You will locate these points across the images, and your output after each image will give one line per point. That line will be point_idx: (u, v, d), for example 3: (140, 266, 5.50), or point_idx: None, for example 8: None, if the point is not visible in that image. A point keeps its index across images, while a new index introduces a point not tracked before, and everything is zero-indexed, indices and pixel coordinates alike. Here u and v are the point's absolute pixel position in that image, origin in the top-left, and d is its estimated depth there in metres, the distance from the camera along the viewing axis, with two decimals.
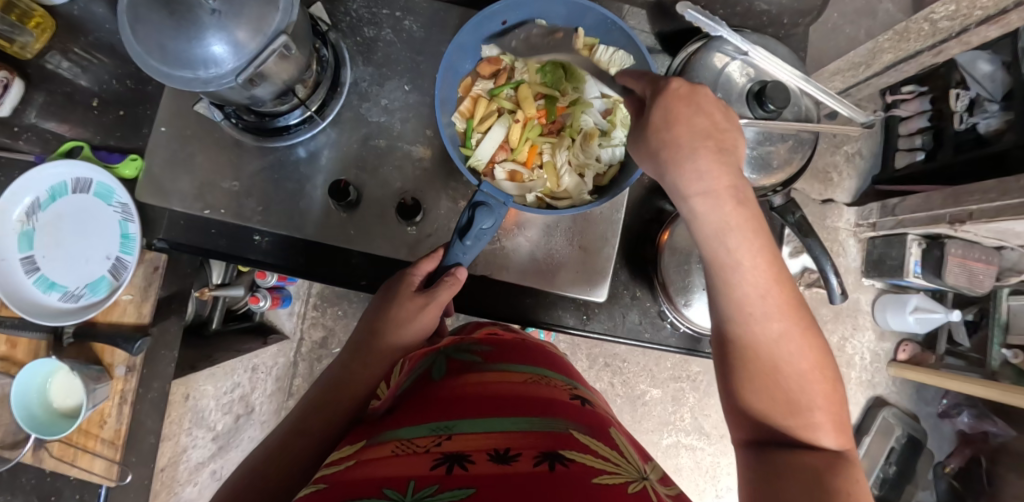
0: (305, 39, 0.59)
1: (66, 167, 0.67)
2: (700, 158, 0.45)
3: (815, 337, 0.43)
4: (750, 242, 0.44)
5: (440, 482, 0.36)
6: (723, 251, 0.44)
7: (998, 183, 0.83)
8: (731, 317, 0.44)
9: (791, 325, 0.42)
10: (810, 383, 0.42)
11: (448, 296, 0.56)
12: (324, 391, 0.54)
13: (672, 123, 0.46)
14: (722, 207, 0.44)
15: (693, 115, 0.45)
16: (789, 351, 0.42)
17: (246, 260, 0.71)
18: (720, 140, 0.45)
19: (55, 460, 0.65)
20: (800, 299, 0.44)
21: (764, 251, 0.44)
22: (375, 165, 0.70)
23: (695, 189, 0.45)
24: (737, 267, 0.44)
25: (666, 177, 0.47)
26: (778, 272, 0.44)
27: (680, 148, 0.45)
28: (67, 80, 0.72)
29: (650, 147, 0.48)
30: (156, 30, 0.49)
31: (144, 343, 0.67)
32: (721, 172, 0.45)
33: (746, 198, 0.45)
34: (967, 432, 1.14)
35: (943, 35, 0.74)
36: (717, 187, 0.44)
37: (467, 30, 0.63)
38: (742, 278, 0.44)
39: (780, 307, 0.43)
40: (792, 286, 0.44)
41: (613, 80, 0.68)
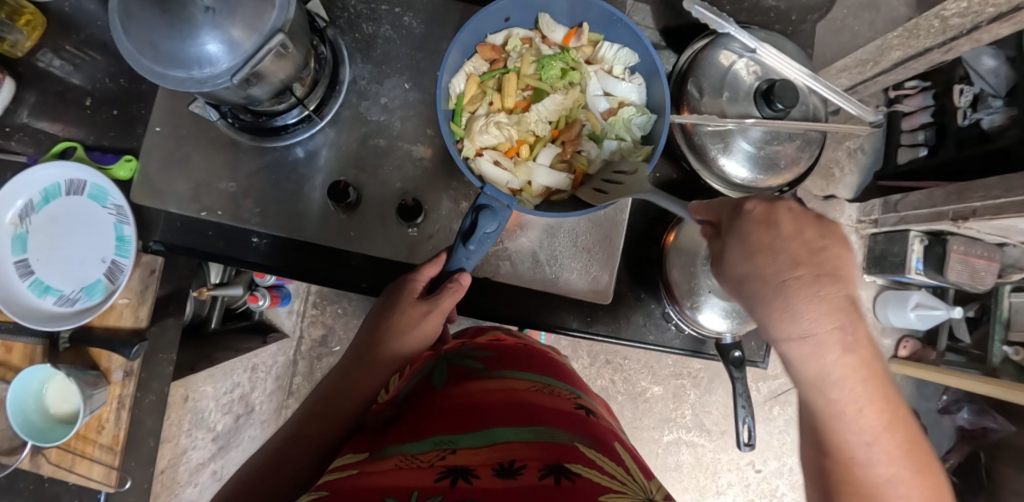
0: (303, 37, 0.57)
1: (59, 169, 0.66)
2: (795, 297, 0.38)
3: (929, 477, 0.38)
4: (858, 393, 0.37)
5: (443, 494, 0.35)
6: (822, 396, 0.39)
7: (1002, 181, 0.82)
8: (832, 457, 0.39)
9: (903, 470, 0.37)
10: None
11: (452, 302, 0.55)
12: (324, 399, 0.53)
13: (749, 254, 0.41)
14: (827, 356, 0.38)
15: (776, 244, 0.40)
16: (898, 499, 0.37)
17: (242, 262, 0.70)
18: (820, 270, 0.39)
19: (54, 465, 0.64)
20: (915, 432, 0.39)
21: (874, 391, 0.38)
22: (374, 166, 0.69)
23: (789, 333, 0.39)
24: (840, 416, 0.38)
25: (755, 312, 0.41)
26: (892, 412, 0.38)
27: (767, 281, 0.40)
28: (59, 79, 0.70)
29: (730, 275, 0.43)
30: (149, 28, 0.47)
31: (141, 347, 0.66)
32: (832, 312, 0.37)
33: (860, 340, 0.38)
34: (967, 428, 1.13)
35: (954, 33, 0.72)
36: (822, 334, 0.37)
37: (472, 25, 0.62)
38: (848, 428, 0.38)
39: (892, 453, 0.37)
40: (905, 417, 0.39)
41: (618, 79, 0.66)
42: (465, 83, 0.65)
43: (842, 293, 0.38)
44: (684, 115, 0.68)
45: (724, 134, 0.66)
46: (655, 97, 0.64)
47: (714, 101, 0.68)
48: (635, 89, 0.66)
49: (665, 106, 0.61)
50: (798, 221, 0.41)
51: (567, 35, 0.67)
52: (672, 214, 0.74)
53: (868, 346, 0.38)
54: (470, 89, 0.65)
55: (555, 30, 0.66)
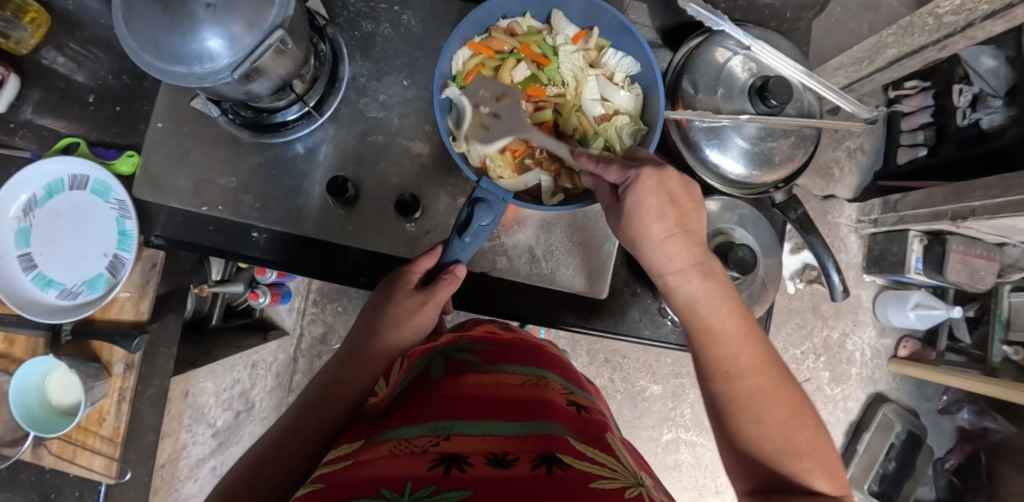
0: (302, 34, 0.58)
1: (60, 164, 0.66)
2: (669, 246, 0.49)
3: (792, 387, 0.47)
4: (720, 311, 0.48)
5: (437, 485, 0.35)
6: (697, 319, 0.49)
7: (1001, 180, 0.82)
8: (716, 382, 0.47)
9: (765, 380, 0.46)
10: (797, 433, 0.45)
11: (446, 293, 0.56)
12: (320, 390, 0.54)
13: (643, 216, 0.48)
14: (690, 283, 0.49)
15: (661, 207, 0.48)
16: (766, 404, 0.45)
17: (245, 256, 0.71)
18: (686, 224, 0.49)
19: (55, 456, 0.65)
20: (771, 352, 0.48)
21: (734, 315, 0.48)
22: (373, 161, 0.70)
23: (668, 271, 0.49)
24: (713, 335, 0.48)
25: (643, 257, 0.52)
26: (751, 333, 0.48)
27: (652, 238, 0.49)
28: (62, 76, 0.71)
29: (625, 231, 0.51)
30: (150, 25, 0.48)
31: (142, 341, 0.67)
32: (689, 253, 0.49)
33: (713, 272, 0.49)
34: (967, 428, 1.14)
35: (948, 30, 0.73)
36: (687, 269, 0.49)
37: (475, 16, 0.63)
38: (721, 344, 0.47)
39: (754, 364, 0.46)
40: (762, 337, 0.49)
41: (617, 87, 0.66)
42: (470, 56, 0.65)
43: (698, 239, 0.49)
44: (679, 111, 0.69)
45: (718, 130, 0.67)
46: (649, 110, 0.64)
47: (709, 98, 0.69)
48: (633, 99, 0.66)
49: (658, 120, 0.60)
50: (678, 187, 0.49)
51: (577, 35, 0.67)
52: None
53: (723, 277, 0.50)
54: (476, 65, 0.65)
55: (566, 28, 0.67)
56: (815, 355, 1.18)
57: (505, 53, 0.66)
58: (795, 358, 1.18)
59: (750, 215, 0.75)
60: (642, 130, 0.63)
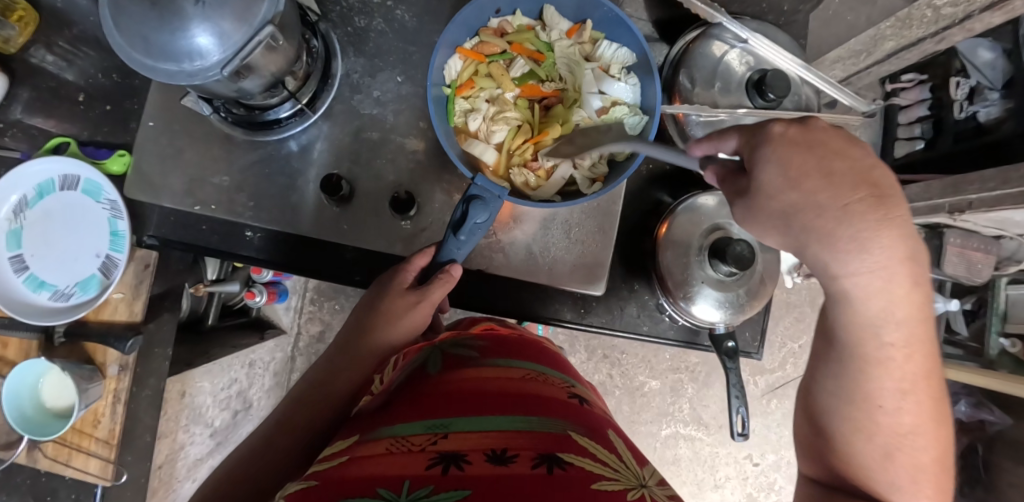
0: (294, 30, 0.57)
1: (50, 164, 0.65)
2: (865, 233, 0.34)
3: (943, 414, 0.39)
4: (905, 326, 0.36)
5: (435, 484, 0.35)
6: (870, 337, 0.37)
7: (998, 173, 0.81)
8: (857, 401, 0.38)
9: (925, 412, 0.38)
10: (927, 469, 0.38)
11: (442, 293, 0.55)
12: (316, 388, 0.54)
13: (795, 180, 0.36)
14: (877, 294, 0.36)
15: (838, 174, 0.35)
16: (911, 438, 0.38)
17: (238, 256, 0.70)
18: (877, 190, 0.35)
19: (50, 459, 0.65)
20: (936, 372, 0.38)
21: (917, 340, 0.37)
22: (368, 158, 0.69)
23: (854, 270, 0.35)
24: (885, 358, 0.37)
25: (810, 247, 0.37)
26: (924, 353, 0.37)
27: (821, 210, 0.35)
28: (52, 75, 0.71)
29: (775, 209, 0.37)
30: (138, 22, 0.48)
31: (136, 342, 0.66)
32: (894, 243, 0.34)
33: (921, 278, 0.36)
34: (965, 421, 1.11)
35: (947, 22, 0.73)
36: (885, 263, 0.34)
37: (466, 14, 0.61)
38: (885, 371, 0.37)
39: (915, 392, 0.37)
40: (934, 353, 0.38)
41: (614, 79, 0.65)
42: (464, 59, 0.65)
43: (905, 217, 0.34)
44: (676, 105, 0.68)
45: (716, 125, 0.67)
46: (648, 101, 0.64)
47: (706, 92, 0.68)
48: (631, 89, 0.65)
49: (656, 112, 0.60)
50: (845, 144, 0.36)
51: (571, 29, 0.66)
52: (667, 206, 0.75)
53: (924, 272, 0.36)
54: (469, 70, 0.65)
55: (560, 23, 0.66)
56: None
57: (499, 54, 0.65)
58: (793, 352, 1.18)
59: None
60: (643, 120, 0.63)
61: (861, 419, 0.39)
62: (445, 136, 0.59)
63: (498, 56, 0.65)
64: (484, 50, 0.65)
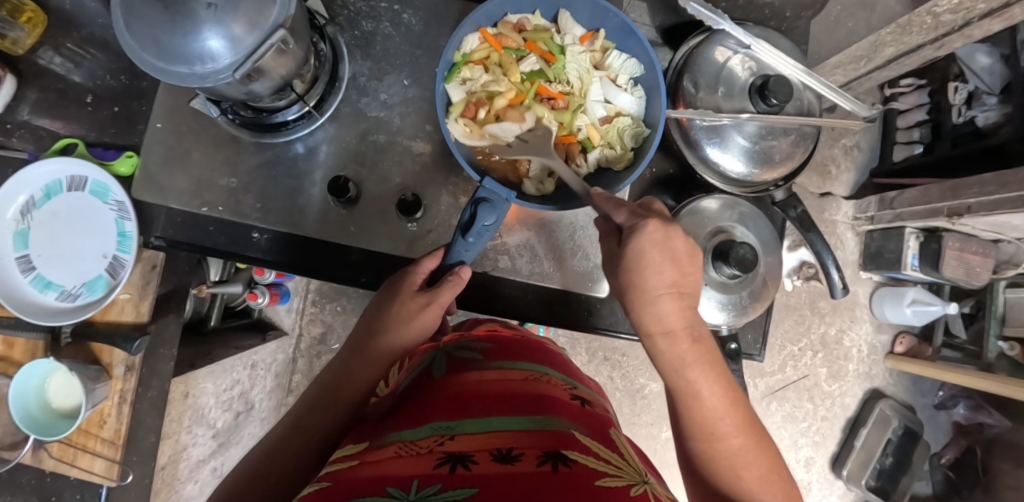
0: (304, 33, 0.58)
1: (59, 165, 0.66)
2: (663, 303, 0.49)
3: (766, 445, 0.49)
4: (706, 374, 0.49)
5: (443, 482, 0.35)
6: (683, 382, 0.49)
7: (997, 177, 0.83)
8: (696, 435, 0.48)
9: (747, 441, 0.48)
10: (767, 485, 0.47)
11: (451, 295, 0.55)
12: (323, 391, 0.54)
13: (641, 267, 0.49)
14: (678, 346, 0.49)
15: (662, 261, 0.48)
16: (746, 462, 0.47)
17: (246, 257, 0.70)
18: (680, 283, 0.49)
19: (55, 460, 0.63)
20: (749, 412, 0.50)
21: (720, 380, 0.49)
22: (374, 161, 0.70)
23: (655, 330, 0.50)
24: (699, 399, 0.48)
25: (632, 314, 0.51)
26: (732, 397, 0.49)
27: (647, 292, 0.49)
28: (59, 76, 0.71)
29: (619, 290, 0.52)
30: (150, 25, 0.48)
31: (142, 343, 0.66)
32: (680, 316, 0.50)
33: (701, 336, 0.50)
34: (963, 423, 1.16)
35: (946, 28, 0.73)
36: (676, 328, 0.49)
37: (485, 8, 0.62)
38: (706, 410, 0.48)
39: (737, 426, 0.48)
40: (740, 395, 0.50)
41: (620, 89, 0.66)
42: (482, 41, 0.65)
43: (693, 302, 0.50)
44: (680, 110, 0.69)
45: (719, 129, 0.67)
46: (651, 114, 0.64)
47: (710, 96, 0.69)
48: (635, 101, 0.66)
49: (658, 128, 0.60)
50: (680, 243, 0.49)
51: (583, 36, 0.67)
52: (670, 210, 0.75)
53: (709, 340, 0.51)
54: (483, 57, 0.65)
55: (573, 29, 0.66)
56: (812, 352, 1.19)
57: (514, 48, 0.65)
58: (793, 355, 1.19)
59: (749, 213, 0.74)
60: (642, 134, 0.64)
61: (707, 452, 0.48)
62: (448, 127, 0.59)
63: (511, 51, 0.65)
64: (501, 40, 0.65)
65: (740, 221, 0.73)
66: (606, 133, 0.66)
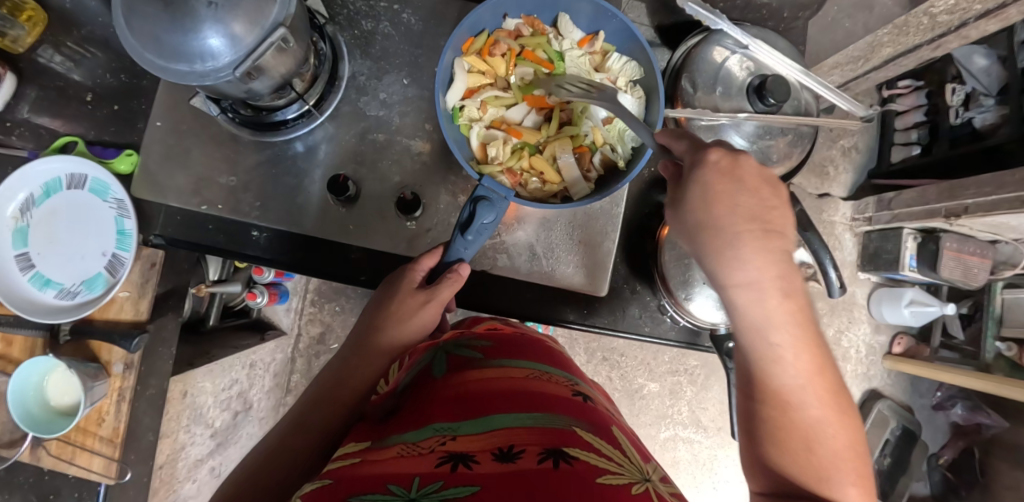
0: (303, 32, 0.58)
1: (59, 162, 0.66)
2: (744, 246, 0.41)
3: (851, 419, 0.42)
4: (794, 333, 0.41)
5: (444, 480, 0.36)
6: (763, 340, 0.42)
7: (994, 177, 0.83)
8: (771, 401, 0.42)
9: (830, 411, 0.41)
10: (845, 462, 0.40)
11: (451, 292, 0.56)
12: (325, 389, 0.55)
13: (713, 206, 0.43)
14: (765, 298, 0.41)
15: (736, 199, 0.42)
16: (828, 434, 0.40)
17: (245, 256, 0.70)
18: (767, 223, 0.42)
19: (54, 458, 0.64)
20: (838, 383, 0.42)
21: (808, 343, 0.41)
22: (374, 160, 0.70)
23: (735, 280, 0.42)
24: (780, 361, 0.41)
25: (706, 263, 0.44)
26: (821, 362, 0.42)
27: (727, 232, 0.42)
28: (59, 75, 0.71)
29: (688, 228, 0.45)
30: (151, 23, 0.48)
31: (141, 340, 0.66)
32: (769, 264, 0.41)
33: (794, 290, 0.41)
34: (961, 423, 1.16)
35: (943, 29, 0.75)
36: (765, 280, 0.41)
37: (483, 12, 0.62)
38: (784, 372, 0.41)
39: (822, 394, 0.41)
40: (831, 366, 0.43)
41: (620, 91, 0.66)
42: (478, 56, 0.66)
43: (785, 245, 0.41)
44: (678, 110, 0.70)
45: (718, 128, 0.68)
46: (652, 114, 0.63)
47: (708, 96, 0.70)
48: (636, 102, 0.65)
49: (658, 128, 0.59)
50: (758, 178, 0.43)
51: (582, 40, 0.67)
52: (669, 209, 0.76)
53: (802, 296, 0.42)
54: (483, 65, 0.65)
55: (572, 32, 0.66)
56: None
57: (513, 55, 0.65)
58: None
59: None
60: (644, 133, 0.62)
61: (782, 421, 0.41)
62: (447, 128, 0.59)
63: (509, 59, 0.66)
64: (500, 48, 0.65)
65: None
66: (608, 134, 0.65)
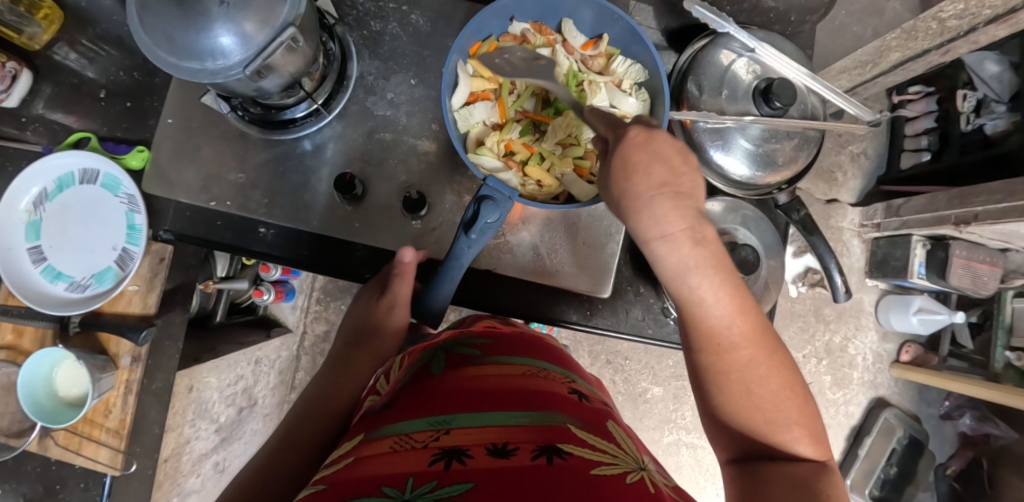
0: (313, 31, 0.58)
1: (72, 157, 0.67)
2: (658, 206, 0.42)
3: (785, 359, 0.43)
4: (711, 279, 0.42)
5: (439, 478, 0.36)
6: (688, 296, 0.43)
7: (1005, 186, 0.82)
8: (704, 350, 0.43)
9: (760, 351, 0.42)
10: (785, 402, 0.41)
11: (404, 287, 0.62)
12: (320, 388, 0.60)
13: (626, 174, 0.43)
14: (680, 252, 0.42)
15: (650, 163, 0.43)
16: (761, 378, 0.42)
17: (251, 252, 0.71)
18: (677, 183, 0.43)
19: (61, 448, 0.66)
20: (766, 323, 0.43)
21: (725, 282, 0.42)
22: (380, 159, 0.70)
23: (653, 234, 0.43)
24: (703, 304, 0.42)
25: (627, 226, 0.45)
26: (742, 302, 0.42)
27: (640, 196, 0.43)
28: (74, 72, 0.73)
29: (611, 196, 0.46)
30: (164, 22, 0.49)
31: (149, 333, 0.68)
32: (680, 217, 0.42)
33: (708, 239, 0.42)
34: (969, 434, 1.15)
35: (952, 35, 0.75)
36: (676, 231, 0.42)
37: (489, 16, 0.63)
38: (712, 315, 0.42)
39: (750, 335, 0.42)
40: (756, 306, 0.43)
41: (625, 94, 0.65)
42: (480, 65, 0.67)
43: (693, 204, 0.42)
44: (684, 112, 0.69)
45: (723, 131, 0.67)
46: (658, 115, 0.63)
47: (714, 99, 0.69)
48: (640, 105, 0.65)
49: (662, 129, 0.59)
50: (668, 146, 0.43)
51: (586, 44, 0.67)
52: None
53: (716, 242, 0.43)
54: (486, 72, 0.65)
55: (576, 37, 0.67)
56: (816, 359, 1.19)
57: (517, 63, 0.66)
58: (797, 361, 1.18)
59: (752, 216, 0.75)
60: None
61: (716, 368, 0.43)
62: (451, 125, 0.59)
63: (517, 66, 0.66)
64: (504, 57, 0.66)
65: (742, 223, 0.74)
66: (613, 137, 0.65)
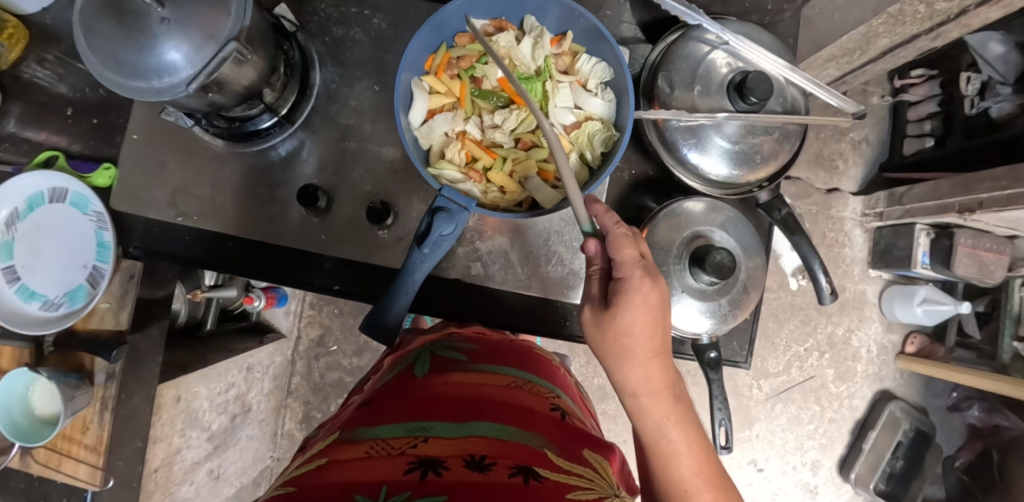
0: (264, 42, 0.57)
1: (36, 177, 0.67)
2: (648, 367, 0.50)
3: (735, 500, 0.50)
4: (683, 435, 0.51)
5: (412, 490, 0.35)
6: (663, 443, 0.51)
7: (1011, 171, 0.79)
8: (673, 493, 0.50)
9: (718, 496, 0.49)
10: None
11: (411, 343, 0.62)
12: None
13: (632, 331, 0.49)
14: (660, 404, 0.51)
15: (651, 328, 0.49)
16: None
17: (221, 267, 0.71)
18: (665, 349, 0.51)
19: (40, 466, 0.65)
20: (720, 469, 0.51)
21: (694, 439, 0.51)
22: (347, 168, 0.69)
23: (642, 392, 0.51)
24: (677, 456, 0.50)
25: (614, 376, 0.52)
26: (705, 454, 0.51)
27: (635, 357, 0.50)
28: (43, 89, 0.72)
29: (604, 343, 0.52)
30: (107, 41, 0.49)
31: (121, 351, 0.67)
32: (662, 381, 0.51)
33: (680, 397, 0.52)
34: (978, 426, 1.12)
35: (942, 17, 0.72)
36: (658, 392, 0.51)
37: (444, 17, 0.60)
38: (682, 465, 0.50)
39: (709, 481, 0.50)
40: (714, 456, 0.52)
41: (590, 94, 0.63)
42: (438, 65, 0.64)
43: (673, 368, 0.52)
44: (654, 111, 0.67)
45: (696, 129, 0.65)
46: (622, 117, 0.62)
47: (686, 95, 0.67)
48: (606, 106, 0.63)
49: (625, 136, 0.57)
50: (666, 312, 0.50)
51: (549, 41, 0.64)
52: (651, 212, 0.75)
53: (687, 402, 0.52)
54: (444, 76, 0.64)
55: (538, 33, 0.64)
56: (817, 353, 1.16)
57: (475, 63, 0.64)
58: (798, 356, 1.16)
59: (732, 217, 0.72)
60: (612, 138, 0.61)
61: None
62: (406, 133, 0.57)
63: (472, 69, 0.64)
64: (462, 58, 0.64)
65: (722, 225, 0.71)
66: (576, 141, 0.63)
